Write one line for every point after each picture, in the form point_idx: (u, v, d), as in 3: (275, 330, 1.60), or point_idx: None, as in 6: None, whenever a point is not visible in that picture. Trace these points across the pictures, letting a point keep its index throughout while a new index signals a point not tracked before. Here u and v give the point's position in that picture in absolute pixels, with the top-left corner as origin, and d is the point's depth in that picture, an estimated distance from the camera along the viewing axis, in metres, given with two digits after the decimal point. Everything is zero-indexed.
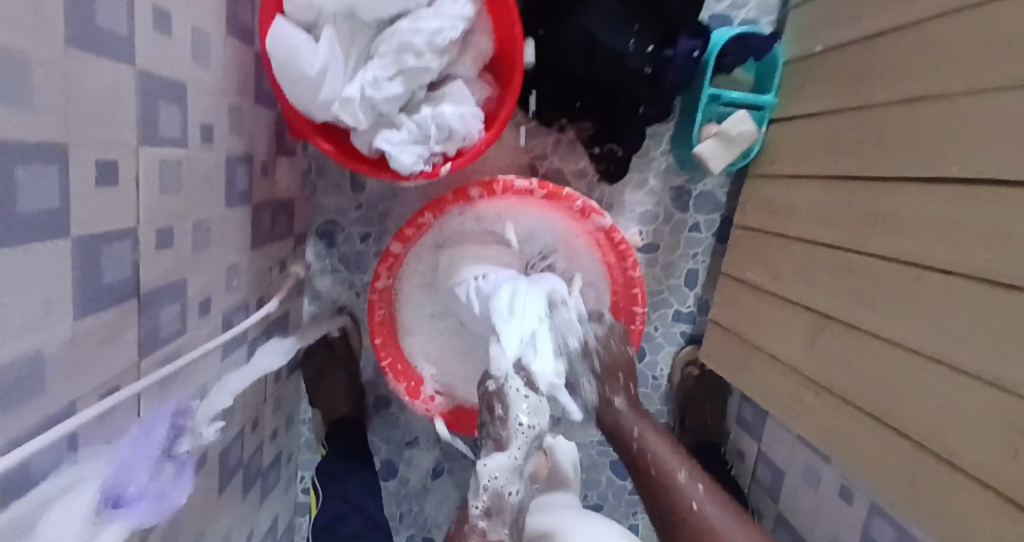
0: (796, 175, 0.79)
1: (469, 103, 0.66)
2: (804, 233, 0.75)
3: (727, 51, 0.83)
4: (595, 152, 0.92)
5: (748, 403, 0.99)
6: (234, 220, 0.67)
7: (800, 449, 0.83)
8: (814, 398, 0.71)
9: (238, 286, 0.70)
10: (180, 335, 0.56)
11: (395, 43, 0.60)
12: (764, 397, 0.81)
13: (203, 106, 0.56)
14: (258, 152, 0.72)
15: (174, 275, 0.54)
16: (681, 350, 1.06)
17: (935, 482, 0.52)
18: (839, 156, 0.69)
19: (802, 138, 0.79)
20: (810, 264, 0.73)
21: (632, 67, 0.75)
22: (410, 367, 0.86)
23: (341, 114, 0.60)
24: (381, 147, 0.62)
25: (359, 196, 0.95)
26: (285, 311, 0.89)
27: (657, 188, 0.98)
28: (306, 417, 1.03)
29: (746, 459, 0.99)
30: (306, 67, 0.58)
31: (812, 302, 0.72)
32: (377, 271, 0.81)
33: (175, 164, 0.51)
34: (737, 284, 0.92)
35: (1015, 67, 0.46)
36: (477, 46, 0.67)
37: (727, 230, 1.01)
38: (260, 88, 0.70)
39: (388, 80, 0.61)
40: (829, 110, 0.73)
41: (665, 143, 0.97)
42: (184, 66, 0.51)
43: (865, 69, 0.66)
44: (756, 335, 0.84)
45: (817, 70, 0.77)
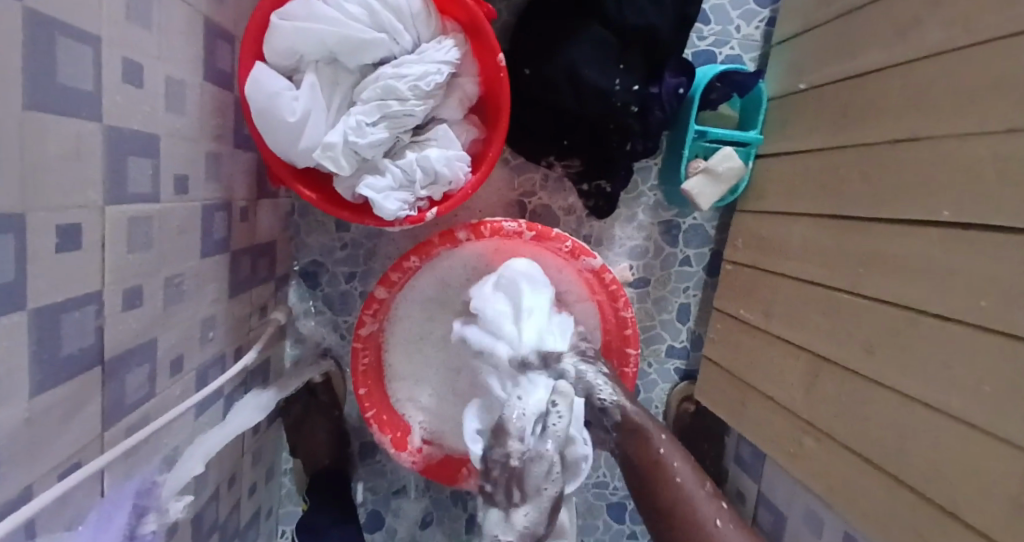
0: (787, 212, 0.78)
1: (454, 146, 0.64)
2: (796, 271, 0.75)
3: (711, 87, 0.84)
4: (584, 189, 0.91)
5: (745, 441, 0.96)
6: (210, 270, 0.64)
7: (801, 491, 0.81)
8: (814, 442, 0.69)
9: (213, 339, 0.67)
10: (146, 400, 0.53)
11: (378, 89, 0.59)
12: (763, 439, 0.79)
13: (179, 156, 0.54)
14: (237, 197, 0.70)
15: (143, 337, 0.51)
16: (676, 386, 1.04)
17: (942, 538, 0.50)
18: (828, 195, 0.69)
19: (790, 176, 0.79)
20: (803, 304, 0.72)
21: (619, 105, 0.75)
22: (394, 417, 0.82)
23: (322, 160, 0.58)
24: (364, 194, 0.60)
25: (343, 235, 0.93)
26: (265, 357, 0.86)
27: (646, 223, 0.98)
28: (288, 466, 0.99)
29: (747, 501, 0.96)
30: (285, 114, 0.56)
31: (807, 342, 0.71)
32: (361, 318, 0.77)
33: (146, 219, 0.49)
34: (731, 320, 0.90)
35: (1000, 114, 0.46)
36: (462, 87, 0.66)
37: (717, 263, 1.00)
38: (239, 132, 0.68)
39: (371, 125, 0.59)
40: (816, 149, 0.73)
41: (653, 177, 0.96)
42: (157, 118, 0.49)
43: (850, 109, 0.67)
44: (752, 375, 0.82)
45: (801, 107, 0.78)
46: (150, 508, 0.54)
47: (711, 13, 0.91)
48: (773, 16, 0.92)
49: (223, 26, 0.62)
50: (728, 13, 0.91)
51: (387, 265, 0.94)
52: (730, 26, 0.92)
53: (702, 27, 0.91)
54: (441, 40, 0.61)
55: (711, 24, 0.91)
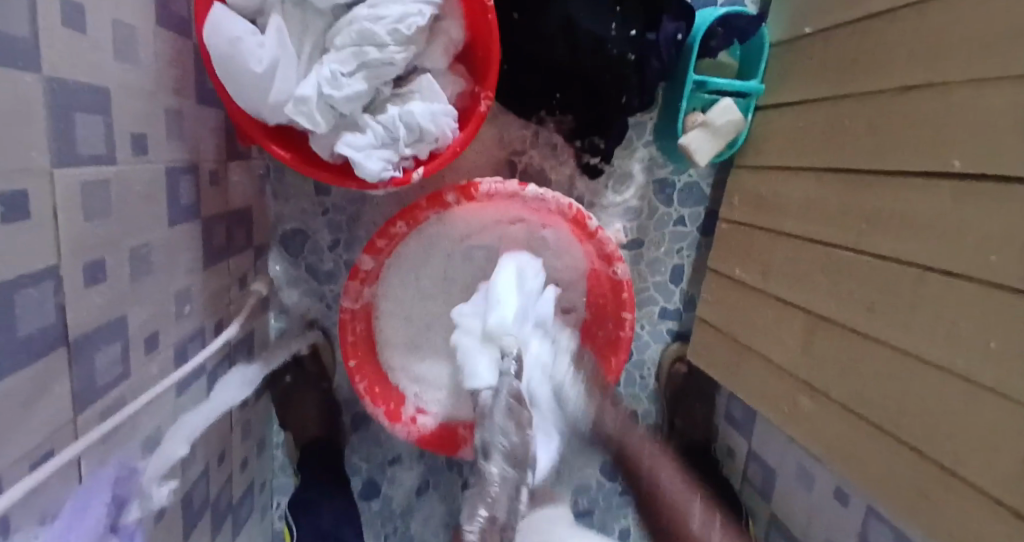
0: (788, 168, 0.75)
1: (439, 98, 0.59)
2: (799, 229, 0.72)
3: (712, 33, 0.79)
4: (576, 146, 0.87)
5: (737, 399, 0.97)
6: (181, 238, 0.60)
7: (793, 448, 0.82)
8: (809, 400, 0.69)
9: (190, 314, 0.63)
10: (118, 381, 0.50)
11: (353, 33, 0.53)
12: (758, 399, 0.79)
13: (135, 112, 0.49)
14: (206, 160, 0.64)
15: (111, 313, 0.47)
16: (668, 348, 1.04)
17: (943, 497, 0.50)
18: (831, 148, 0.67)
19: (792, 128, 0.75)
20: (804, 263, 0.70)
21: (615, 53, 0.70)
22: (388, 388, 0.80)
23: (295, 116, 0.53)
24: (344, 152, 0.56)
25: (324, 201, 0.88)
26: (248, 330, 0.83)
27: (641, 183, 0.94)
28: (279, 439, 0.97)
29: (737, 456, 0.98)
30: (251, 62, 0.50)
31: (805, 301, 0.70)
32: (347, 289, 0.74)
33: (101, 186, 0.44)
34: (726, 280, 0.89)
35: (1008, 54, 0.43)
36: (447, 33, 0.61)
37: (712, 223, 0.98)
38: (202, 88, 0.62)
39: (347, 75, 0.54)
40: (820, 98, 0.69)
41: (648, 134, 0.92)
42: (106, 71, 0.44)
43: (856, 52, 0.63)
44: (748, 334, 0.82)
45: (804, 56, 0.74)
46: (132, 494, 0.52)
47: None
48: None
49: None
50: None
51: (372, 232, 0.90)
52: None
53: None
54: None
55: None
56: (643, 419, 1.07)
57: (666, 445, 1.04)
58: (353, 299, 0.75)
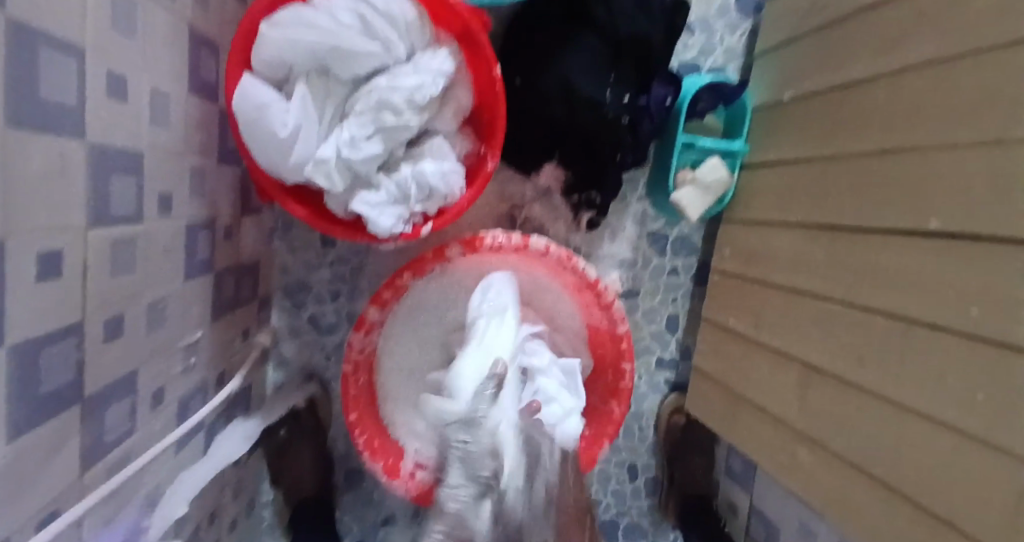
0: (774, 222, 0.80)
1: (450, 160, 0.63)
2: (788, 282, 0.75)
3: (698, 98, 0.86)
4: (573, 200, 0.91)
5: (736, 451, 0.97)
6: (194, 292, 0.61)
7: (796, 499, 0.82)
8: (807, 452, 0.69)
9: (194, 367, 0.63)
10: (123, 438, 0.49)
11: (372, 100, 0.57)
12: (757, 450, 0.79)
13: (162, 172, 0.51)
14: (221, 215, 0.67)
15: (122, 367, 0.47)
16: (666, 398, 1.05)
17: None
18: (816, 204, 0.71)
19: (777, 186, 0.80)
20: (794, 313, 0.73)
21: (611, 116, 0.76)
22: (387, 441, 0.78)
23: (313, 175, 0.56)
24: (358, 210, 0.59)
25: (329, 252, 0.90)
26: (248, 382, 0.82)
27: (635, 235, 0.98)
28: (269, 497, 0.93)
29: (739, 512, 0.96)
30: (275, 126, 0.54)
31: (799, 350, 0.72)
32: (352, 340, 0.74)
33: (128, 243, 0.46)
34: (719, 329, 0.91)
35: (987, 126, 0.47)
36: (457, 100, 0.65)
37: (705, 274, 1.01)
38: (224, 148, 0.65)
39: (365, 138, 0.58)
40: (803, 158, 0.75)
41: (641, 189, 0.97)
42: (140, 136, 0.47)
43: (837, 119, 0.69)
44: (743, 384, 0.83)
45: (786, 119, 0.80)
46: None
47: (694, 25, 0.93)
48: (754, 29, 0.94)
49: (208, 38, 0.59)
50: (711, 23, 0.94)
51: (375, 282, 0.92)
52: (713, 38, 0.94)
53: (686, 38, 0.94)
54: (435, 50, 0.60)
55: (695, 36, 0.94)
56: (642, 472, 1.06)
57: (667, 500, 1.03)
58: (358, 347, 0.75)
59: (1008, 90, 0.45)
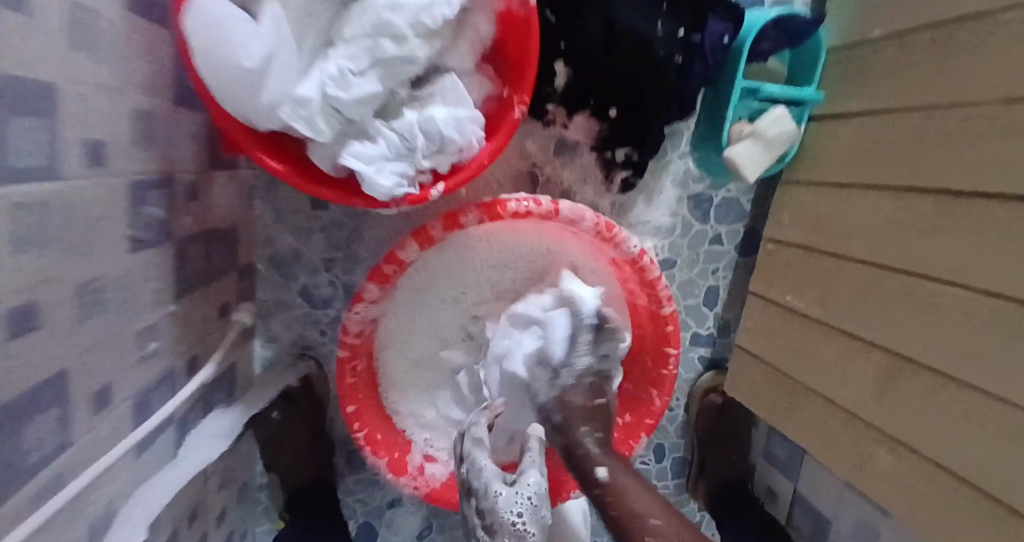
0: (854, 186, 0.67)
1: (466, 104, 0.50)
2: (869, 256, 0.63)
3: (763, 35, 0.71)
4: (606, 157, 0.77)
5: (778, 436, 0.88)
6: (148, 265, 0.49)
7: (853, 498, 0.73)
8: (887, 454, 0.60)
9: (154, 356, 0.52)
10: (60, 452, 0.38)
11: (366, 23, 0.44)
12: (819, 446, 0.70)
13: (91, 114, 0.38)
14: (182, 170, 0.54)
15: (52, 368, 0.36)
16: (700, 377, 0.95)
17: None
18: (910, 165, 0.58)
19: (858, 141, 0.67)
20: (876, 294, 0.62)
21: (662, 54, 0.62)
22: (392, 436, 0.68)
23: (293, 122, 0.44)
24: (350, 166, 0.46)
25: (321, 215, 0.78)
26: (229, 363, 0.72)
27: (674, 198, 0.85)
28: (263, 480, 0.85)
29: (779, 501, 0.89)
30: (240, 55, 0.40)
31: (880, 338, 0.61)
32: (347, 324, 0.62)
33: (43, 204, 0.33)
34: (773, 308, 0.80)
35: None
36: (476, 27, 0.52)
37: (753, 243, 0.89)
38: (180, 82, 0.52)
39: (357, 74, 0.44)
40: (893, 109, 0.61)
41: (683, 144, 0.83)
42: (60, 52, 0.33)
43: (947, 60, 0.54)
44: (803, 370, 0.73)
45: (877, 60, 0.65)
46: None
47: None
48: None
49: None
50: None
51: (374, 249, 0.80)
52: None
53: None
54: None
55: None
56: (670, 453, 0.98)
57: (697, 482, 0.95)
58: (354, 331, 0.63)
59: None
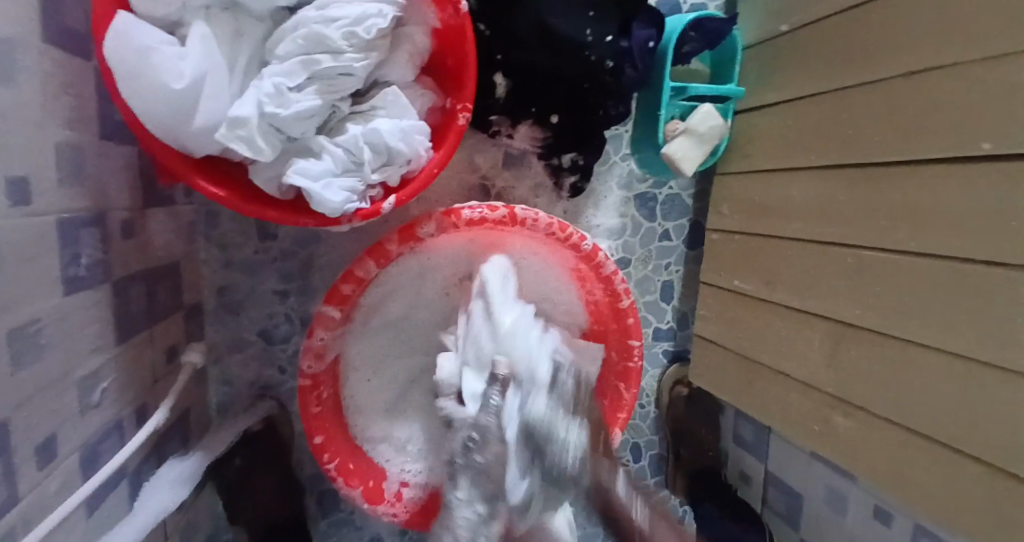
0: (779, 169, 0.72)
1: (409, 115, 0.50)
2: (802, 232, 0.67)
3: (684, 38, 0.75)
4: (554, 163, 0.80)
5: (745, 419, 0.91)
6: (84, 308, 0.46)
7: (820, 468, 0.76)
8: (842, 417, 0.63)
9: (102, 404, 0.49)
10: (8, 509, 0.35)
11: (299, 39, 0.44)
12: (779, 420, 0.73)
13: (10, 148, 0.35)
14: (115, 208, 0.51)
15: None
16: (666, 371, 0.97)
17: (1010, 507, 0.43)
18: (830, 145, 0.63)
19: (778, 129, 0.72)
20: (813, 266, 0.66)
21: (595, 60, 0.64)
22: (364, 462, 0.66)
23: (229, 142, 0.42)
24: (296, 184, 0.45)
25: (270, 246, 0.76)
26: (182, 411, 0.68)
27: (622, 199, 0.89)
28: (231, 535, 0.79)
29: (753, 482, 0.91)
30: (170, 77, 0.40)
31: (821, 307, 0.65)
32: (307, 347, 0.60)
33: None
34: (724, 293, 0.84)
35: None
36: (412, 40, 0.52)
37: (698, 235, 0.93)
38: (106, 117, 0.50)
39: (295, 90, 0.44)
40: (806, 96, 0.67)
41: (625, 146, 0.87)
42: None
43: (842, 48, 0.61)
44: (756, 348, 0.76)
45: (784, 55, 0.71)
46: None
47: None
48: None
49: None
50: None
51: (330, 276, 0.78)
52: None
53: None
54: None
55: None
56: (645, 451, 0.99)
57: (675, 477, 0.96)
58: (317, 354, 0.61)
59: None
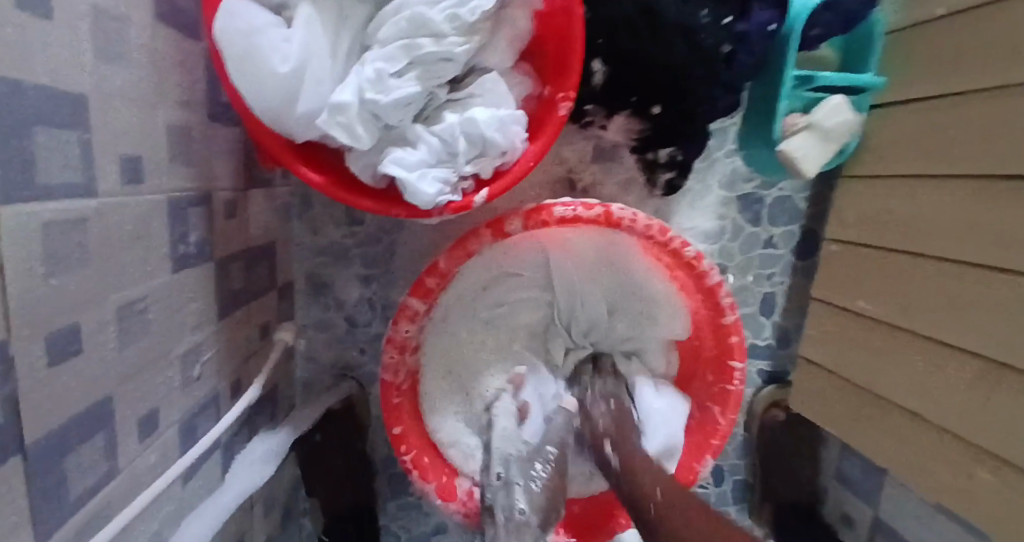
0: (927, 174, 0.61)
1: (508, 103, 0.48)
2: (956, 250, 0.56)
3: (815, 19, 0.66)
4: (649, 158, 0.73)
5: (849, 455, 0.80)
6: (188, 286, 0.47)
7: (945, 525, 0.65)
8: (994, 477, 0.52)
9: (200, 378, 0.51)
10: (109, 480, 0.36)
11: (401, 22, 0.42)
12: (901, 465, 0.63)
13: (127, 133, 0.36)
14: (220, 189, 0.53)
15: (93, 395, 0.33)
16: (760, 391, 0.88)
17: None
18: (998, 150, 0.51)
19: (929, 127, 0.61)
20: (965, 292, 0.55)
21: (709, 43, 0.60)
22: (437, 457, 0.65)
23: (330, 129, 0.42)
24: (391, 173, 0.43)
25: (357, 232, 0.77)
26: (270, 386, 0.70)
27: (724, 200, 0.80)
28: (307, 505, 0.83)
29: (856, 528, 0.79)
30: (274, 59, 0.39)
31: (972, 341, 0.54)
32: (393, 332, 0.59)
33: (81, 225, 0.31)
34: (843, 313, 0.73)
35: None
36: (514, 23, 0.49)
37: (811, 245, 0.83)
38: (215, 101, 0.51)
39: (394, 75, 0.42)
40: (968, 89, 0.55)
41: (731, 141, 0.78)
42: (88, 69, 0.31)
43: (1017, 30, 0.49)
44: (882, 381, 0.66)
45: (942, 37, 0.60)
46: None
47: None
48: None
49: None
50: None
51: (412, 265, 0.78)
52: None
53: None
54: None
55: None
56: (729, 475, 0.91)
57: (761, 507, 0.88)
58: (398, 344, 0.60)
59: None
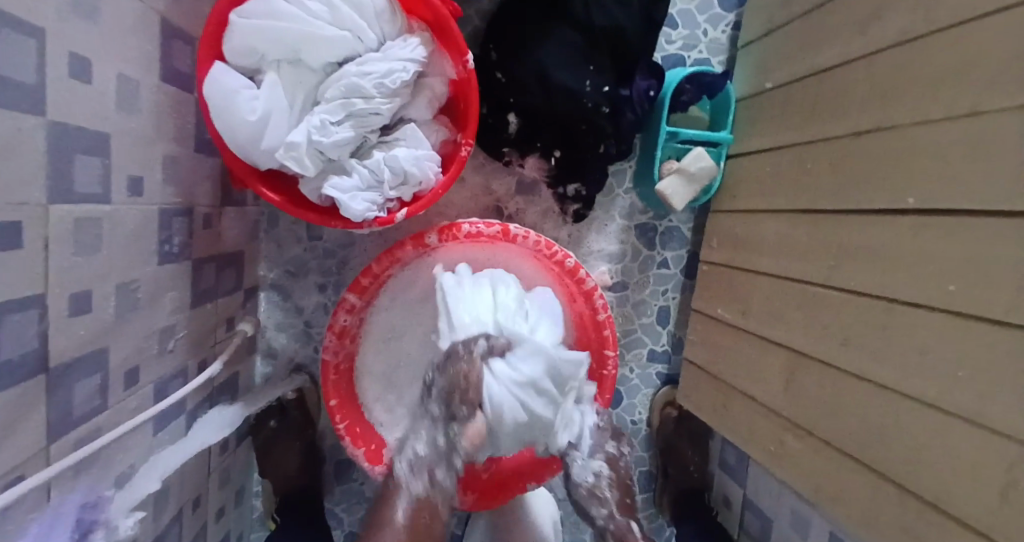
0: (759, 209, 0.79)
1: (423, 146, 0.63)
2: (773, 266, 0.74)
3: (681, 89, 0.85)
4: (559, 192, 0.90)
5: (728, 444, 0.95)
6: (169, 277, 0.61)
7: (787, 493, 0.80)
8: (795, 440, 0.67)
9: (173, 351, 0.64)
10: (99, 411, 0.49)
11: (342, 87, 0.58)
12: (746, 440, 0.78)
13: (133, 160, 0.50)
14: (199, 205, 0.67)
15: (95, 343, 0.47)
16: (658, 391, 1.03)
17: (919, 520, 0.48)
18: (799, 190, 0.69)
19: (761, 173, 0.79)
20: (778, 298, 0.72)
21: (590, 106, 0.75)
22: (369, 430, 0.78)
23: (285, 161, 0.57)
24: (330, 194, 0.59)
25: (315, 246, 0.91)
26: (231, 373, 0.83)
27: (623, 227, 0.98)
28: (258, 487, 0.93)
29: (733, 507, 0.95)
30: (245, 111, 0.55)
31: (782, 335, 0.70)
32: (333, 320, 0.74)
33: (96, 221, 0.45)
34: (711, 321, 0.89)
35: (966, 92, 0.44)
36: (431, 87, 0.65)
37: (694, 266, 1.00)
38: (199, 137, 0.66)
39: (336, 124, 0.58)
40: (783, 145, 0.74)
41: (628, 181, 0.97)
42: (110, 116, 0.46)
43: (812, 105, 0.68)
44: (732, 373, 0.82)
45: (768, 107, 0.79)
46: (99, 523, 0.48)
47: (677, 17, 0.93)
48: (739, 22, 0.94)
49: (180, 27, 0.60)
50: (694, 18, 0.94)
51: None
52: (697, 31, 0.94)
53: (669, 31, 0.94)
54: (406, 38, 0.61)
55: (678, 30, 0.94)
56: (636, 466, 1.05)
57: (662, 494, 1.02)
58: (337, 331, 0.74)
59: (976, 56, 0.43)
